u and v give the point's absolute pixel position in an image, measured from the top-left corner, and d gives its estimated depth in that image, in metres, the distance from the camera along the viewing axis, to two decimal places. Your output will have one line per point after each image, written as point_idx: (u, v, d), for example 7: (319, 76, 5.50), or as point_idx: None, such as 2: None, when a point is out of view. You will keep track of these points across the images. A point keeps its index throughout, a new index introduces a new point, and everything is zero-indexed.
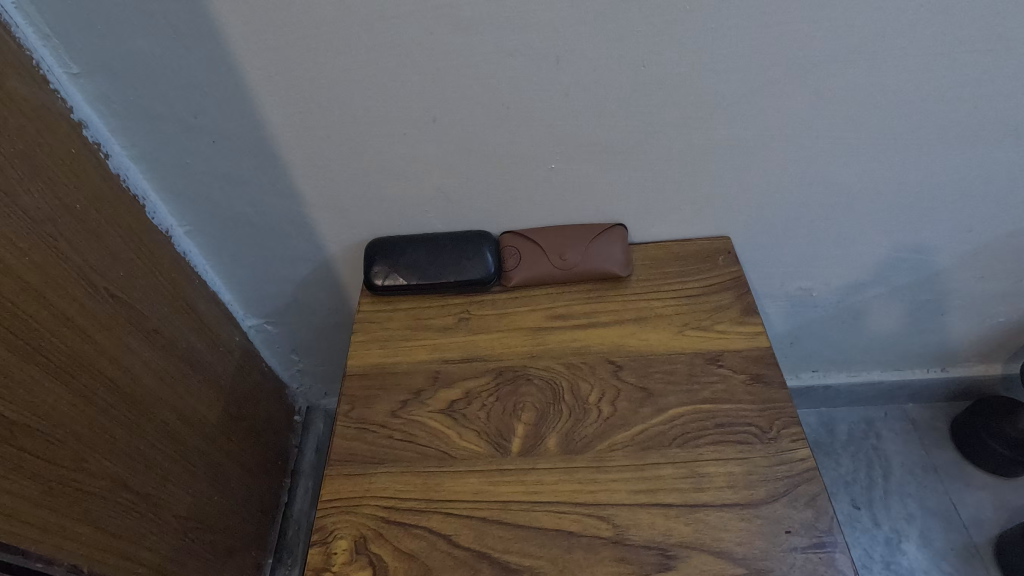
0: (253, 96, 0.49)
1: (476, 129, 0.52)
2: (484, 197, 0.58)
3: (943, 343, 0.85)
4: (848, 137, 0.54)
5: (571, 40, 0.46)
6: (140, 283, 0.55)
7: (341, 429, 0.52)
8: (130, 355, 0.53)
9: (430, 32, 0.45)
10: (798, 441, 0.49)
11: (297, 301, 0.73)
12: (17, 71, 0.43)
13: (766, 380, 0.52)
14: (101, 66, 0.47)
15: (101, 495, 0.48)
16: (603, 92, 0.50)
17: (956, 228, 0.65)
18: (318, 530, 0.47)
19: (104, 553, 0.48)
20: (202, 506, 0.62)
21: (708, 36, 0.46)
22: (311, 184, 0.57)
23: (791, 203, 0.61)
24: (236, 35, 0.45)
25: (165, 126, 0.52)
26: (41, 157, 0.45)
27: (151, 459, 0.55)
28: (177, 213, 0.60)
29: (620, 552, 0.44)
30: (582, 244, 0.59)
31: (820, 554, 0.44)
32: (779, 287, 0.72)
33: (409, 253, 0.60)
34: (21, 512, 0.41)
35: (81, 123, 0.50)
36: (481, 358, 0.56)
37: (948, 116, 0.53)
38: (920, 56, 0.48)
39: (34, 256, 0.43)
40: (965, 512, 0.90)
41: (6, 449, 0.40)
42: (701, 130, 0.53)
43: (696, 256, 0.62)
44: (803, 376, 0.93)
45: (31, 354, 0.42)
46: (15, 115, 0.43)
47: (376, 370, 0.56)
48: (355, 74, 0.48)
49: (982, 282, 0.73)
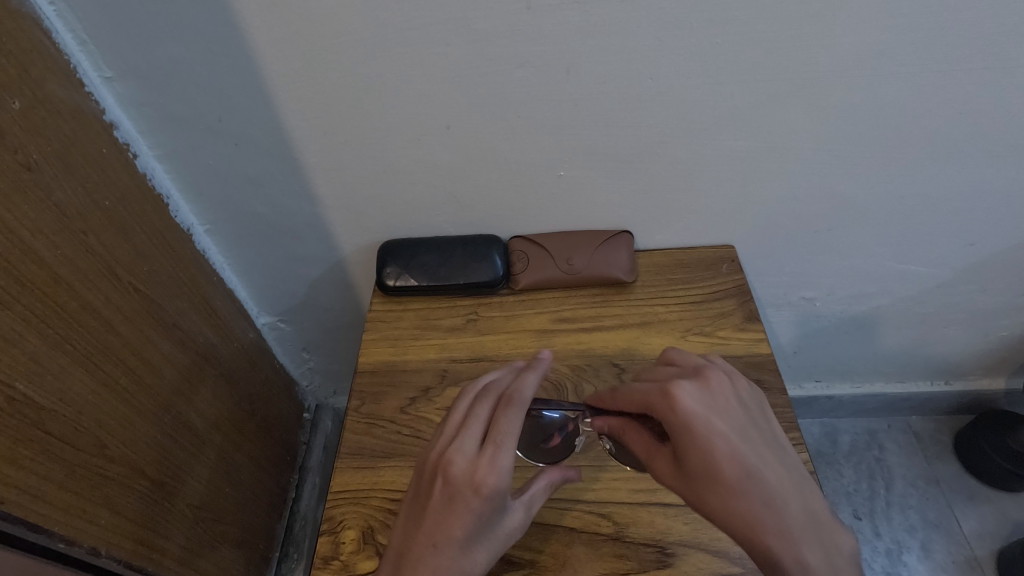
0: (275, 102, 0.51)
1: (488, 136, 0.54)
2: (495, 203, 0.60)
3: (946, 356, 0.86)
4: (852, 150, 0.56)
5: (580, 51, 0.48)
6: (161, 278, 0.57)
7: (351, 423, 0.54)
8: (150, 348, 0.55)
9: (447, 42, 0.47)
10: (796, 445, 0.50)
11: (309, 301, 0.75)
12: (56, 75, 0.46)
13: (766, 386, 0.54)
14: (132, 71, 0.49)
15: (121, 481, 0.50)
16: (613, 102, 0.51)
17: (958, 241, 0.65)
18: (327, 520, 0.49)
19: (121, 537, 0.50)
20: (213, 497, 0.64)
21: (712, 50, 0.48)
22: (329, 187, 0.59)
23: (792, 214, 0.62)
24: (262, 44, 0.47)
25: (191, 129, 0.54)
26: (73, 156, 0.47)
27: (167, 449, 0.57)
28: (198, 212, 0.62)
29: (619, 548, 0.46)
30: (588, 250, 0.62)
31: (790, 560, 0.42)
32: (782, 296, 0.73)
33: (421, 254, 0.62)
34: (46, 492, 0.42)
35: (112, 124, 0.52)
36: (489, 358, 0.58)
37: (949, 132, 0.54)
38: (918, 73, 0.49)
39: (66, 250, 0.45)
40: (967, 526, 0.91)
41: (34, 433, 0.42)
42: (706, 141, 0.54)
43: (700, 264, 0.63)
44: (806, 386, 0.94)
45: (60, 343, 0.44)
46: (52, 116, 0.45)
47: (386, 368, 0.58)
48: (373, 83, 0.50)
49: (983, 295, 0.73)
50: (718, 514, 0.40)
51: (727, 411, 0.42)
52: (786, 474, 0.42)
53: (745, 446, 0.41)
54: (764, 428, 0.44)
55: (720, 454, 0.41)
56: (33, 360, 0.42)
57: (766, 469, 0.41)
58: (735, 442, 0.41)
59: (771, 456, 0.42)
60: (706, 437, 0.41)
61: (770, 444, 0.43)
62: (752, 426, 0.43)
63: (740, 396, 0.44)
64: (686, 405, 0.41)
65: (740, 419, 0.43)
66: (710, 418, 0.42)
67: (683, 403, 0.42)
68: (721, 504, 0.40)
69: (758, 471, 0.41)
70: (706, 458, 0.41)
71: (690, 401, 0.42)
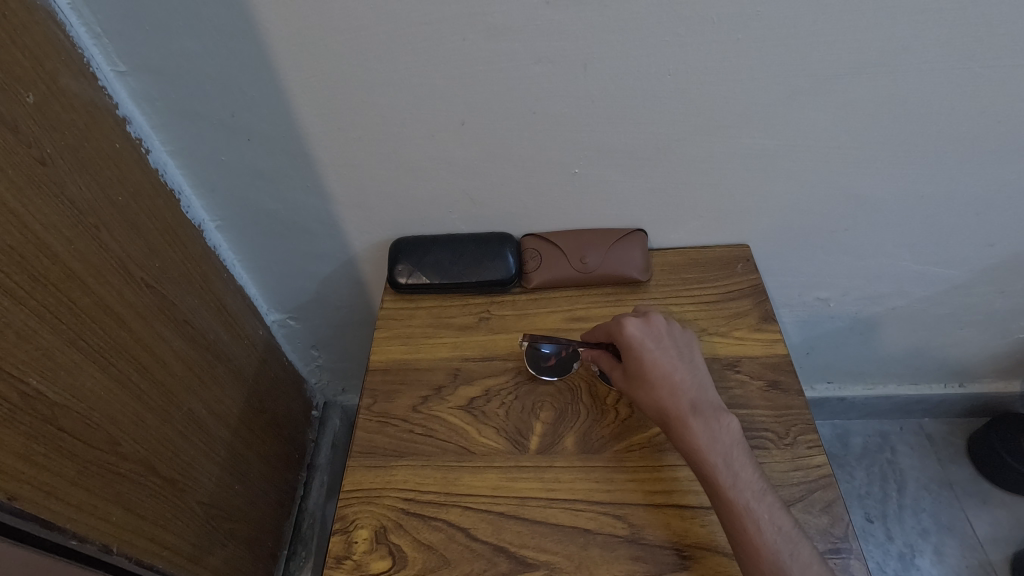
0: (289, 98, 0.51)
1: (503, 133, 0.53)
2: (508, 199, 0.59)
3: (961, 358, 0.85)
4: (872, 149, 0.55)
5: (598, 48, 0.47)
6: (173, 275, 0.57)
7: (363, 422, 0.54)
8: (162, 344, 0.54)
9: (464, 37, 0.46)
10: (814, 447, 0.50)
11: (319, 298, 0.74)
12: (70, 70, 0.45)
13: (783, 387, 0.53)
14: (146, 65, 0.49)
15: (132, 478, 0.50)
16: (629, 99, 0.51)
17: (977, 242, 0.65)
18: (340, 519, 0.48)
19: (132, 535, 0.49)
20: (223, 494, 0.64)
21: (733, 47, 0.47)
22: (341, 183, 0.58)
23: (808, 213, 0.61)
24: (277, 38, 0.47)
25: (204, 124, 0.54)
26: (87, 151, 0.47)
27: (179, 447, 0.56)
28: (210, 208, 0.62)
29: (635, 550, 0.45)
30: (602, 249, 0.61)
31: (801, 555, 0.41)
32: (796, 296, 0.72)
33: (433, 252, 0.62)
34: (58, 490, 0.42)
35: (125, 119, 0.52)
36: (502, 357, 0.57)
37: (971, 131, 0.53)
38: (943, 71, 0.48)
39: (79, 245, 0.45)
40: (981, 530, 0.90)
41: (47, 429, 0.41)
42: (725, 139, 0.54)
43: (715, 263, 0.63)
44: (818, 387, 0.93)
45: (72, 338, 0.44)
46: (66, 110, 0.45)
47: (398, 366, 0.58)
48: (387, 78, 0.49)
49: (1001, 296, 0.72)
50: (644, 405, 0.48)
51: (662, 335, 0.50)
52: (707, 382, 0.49)
53: (675, 364, 0.49)
54: (696, 352, 0.51)
55: (648, 360, 0.49)
56: (46, 356, 0.41)
57: (687, 373, 0.48)
58: (664, 354, 0.49)
59: (697, 369, 0.49)
60: (638, 351, 0.49)
61: (697, 362, 0.50)
62: (683, 349, 0.50)
63: (677, 333, 0.51)
64: (628, 330, 0.50)
65: (673, 344, 0.50)
66: (645, 339, 0.50)
67: (625, 327, 0.50)
68: (645, 397, 0.48)
69: (679, 375, 0.48)
70: (637, 364, 0.49)
71: (631, 325, 0.50)
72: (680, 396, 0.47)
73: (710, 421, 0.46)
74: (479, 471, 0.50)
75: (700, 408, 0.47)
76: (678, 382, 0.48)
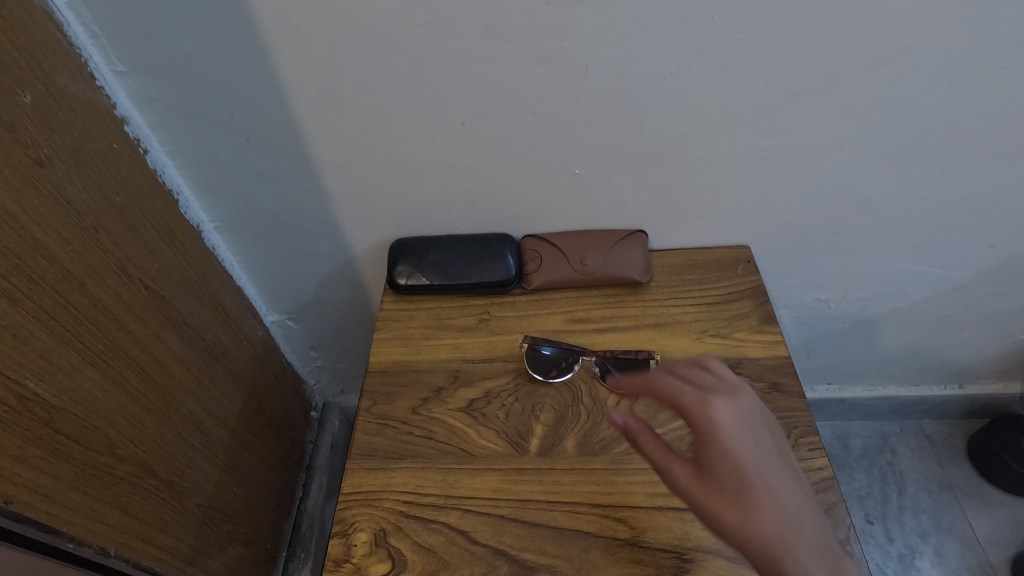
0: (289, 98, 0.51)
1: (503, 133, 0.53)
2: (509, 200, 0.59)
3: (962, 359, 0.85)
4: (873, 151, 0.55)
5: (599, 48, 0.47)
6: (172, 276, 0.56)
7: (363, 423, 0.54)
8: (160, 346, 0.54)
9: (464, 37, 0.46)
10: (815, 449, 0.50)
11: (319, 299, 0.74)
12: (69, 70, 0.45)
13: (784, 389, 0.53)
14: (145, 65, 0.49)
15: (130, 480, 0.49)
16: (629, 100, 0.51)
17: (978, 244, 0.64)
18: (339, 522, 0.48)
19: (130, 537, 0.49)
20: (221, 496, 0.63)
21: (735, 47, 0.47)
22: (341, 184, 0.58)
23: (809, 214, 0.61)
24: (276, 38, 0.46)
25: (202, 124, 0.53)
26: (85, 151, 0.46)
27: (177, 448, 0.56)
28: (209, 209, 0.62)
29: (636, 553, 0.45)
30: (602, 250, 0.61)
31: None
32: (796, 297, 0.72)
33: (433, 253, 0.61)
34: (56, 493, 0.42)
35: (123, 119, 0.51)
36: (502, 359, 0.57)
37: (972, 133, 0.53)
38: (946, 72, 0.48)
39: (77, 246, 0.45)
40: (981, 531, 0.90)
41: (44, 432, 0.41)
42: (726, 140, 0.54)
43: (715, 264, 0.63)
44: (818, 388, 0.93)
45: (70, 340, 0.44)
46: (64, 111, 0.44)
47: (398, 368, 0.57)
48: (387, 79, 0.49)
49: (1002, 298, 0.72)
50: (732, 531, 0.36)
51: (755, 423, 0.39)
52: (809, 507, 0.38)
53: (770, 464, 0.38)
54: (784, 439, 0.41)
55: (736, 462, 0.37)
56: (44, 358, 0.41)
57: (785, 486, 0.38)
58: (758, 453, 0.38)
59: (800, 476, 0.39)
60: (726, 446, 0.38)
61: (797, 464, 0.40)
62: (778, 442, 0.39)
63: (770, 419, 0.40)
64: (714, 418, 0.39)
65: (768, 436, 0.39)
66: (737, 431, 0.38)
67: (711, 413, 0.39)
68: (737, 520, 0.36)
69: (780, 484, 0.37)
70: (724, 465, 0.37)
71: (719, 409, 0.39)
72: (785, 520, 0.36)
73: (796, 560, 0.36)
74: (480, 473, 0.50)
75: (787, 541, 0.36)
76: (781, 499, 0.37)
